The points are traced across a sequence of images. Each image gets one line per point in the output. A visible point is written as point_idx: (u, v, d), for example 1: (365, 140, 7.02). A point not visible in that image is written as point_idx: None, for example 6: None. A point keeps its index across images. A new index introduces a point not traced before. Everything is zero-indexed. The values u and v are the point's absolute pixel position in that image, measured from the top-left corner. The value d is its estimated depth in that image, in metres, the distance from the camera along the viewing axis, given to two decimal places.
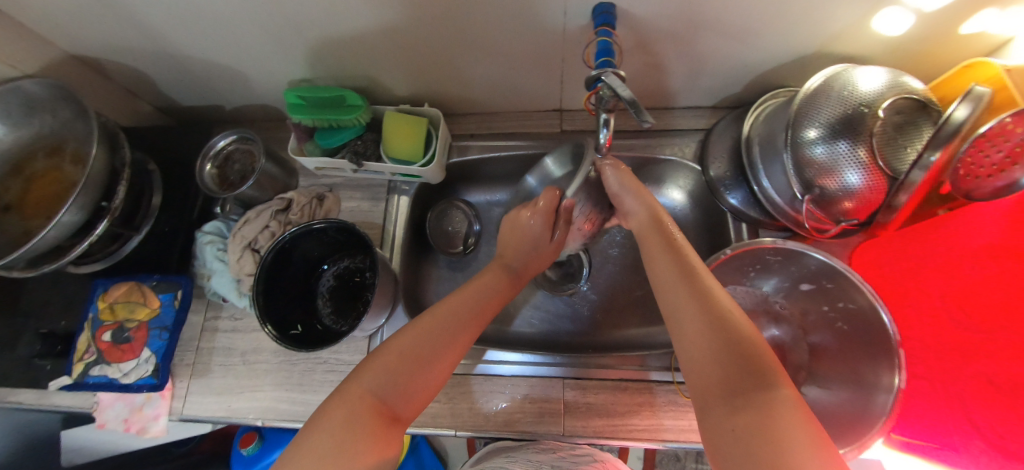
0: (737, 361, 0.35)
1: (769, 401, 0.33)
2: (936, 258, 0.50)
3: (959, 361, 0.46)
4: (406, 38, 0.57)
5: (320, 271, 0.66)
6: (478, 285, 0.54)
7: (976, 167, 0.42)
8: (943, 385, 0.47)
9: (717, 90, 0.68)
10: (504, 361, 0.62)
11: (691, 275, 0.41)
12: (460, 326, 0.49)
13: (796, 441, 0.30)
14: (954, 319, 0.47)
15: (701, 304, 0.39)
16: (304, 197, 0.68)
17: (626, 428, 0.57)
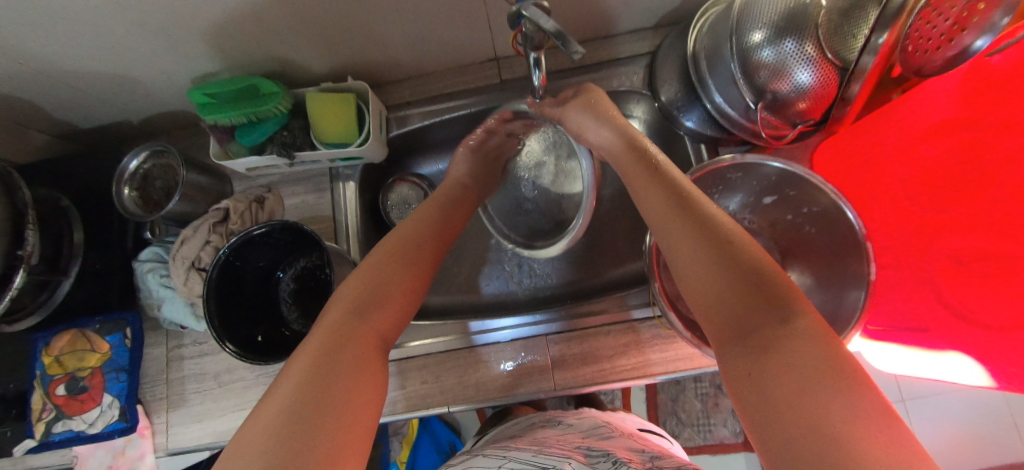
0: (747, 296, 0.34)
1: (785, 330, 0.31)
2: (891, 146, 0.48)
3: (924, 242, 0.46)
4: (303, 5, 0.50)
5: (277, 278, 0.63)
6: (422, 216, 0.54)
7: (924, 40, 0.39)
8: (912, 269, 0.47)
9: (657, 6, 0.63)
10: (500, 326, 0.61)
11: (687, 210, 0.39)
12: (410, 255, 0.48)
13: (819, 365, 0.28)
14: (914, 204, 0.47)
15: (700, 238, 0.37)
16: (241, 203, 0.63)
17: (616, 369, 0.57)
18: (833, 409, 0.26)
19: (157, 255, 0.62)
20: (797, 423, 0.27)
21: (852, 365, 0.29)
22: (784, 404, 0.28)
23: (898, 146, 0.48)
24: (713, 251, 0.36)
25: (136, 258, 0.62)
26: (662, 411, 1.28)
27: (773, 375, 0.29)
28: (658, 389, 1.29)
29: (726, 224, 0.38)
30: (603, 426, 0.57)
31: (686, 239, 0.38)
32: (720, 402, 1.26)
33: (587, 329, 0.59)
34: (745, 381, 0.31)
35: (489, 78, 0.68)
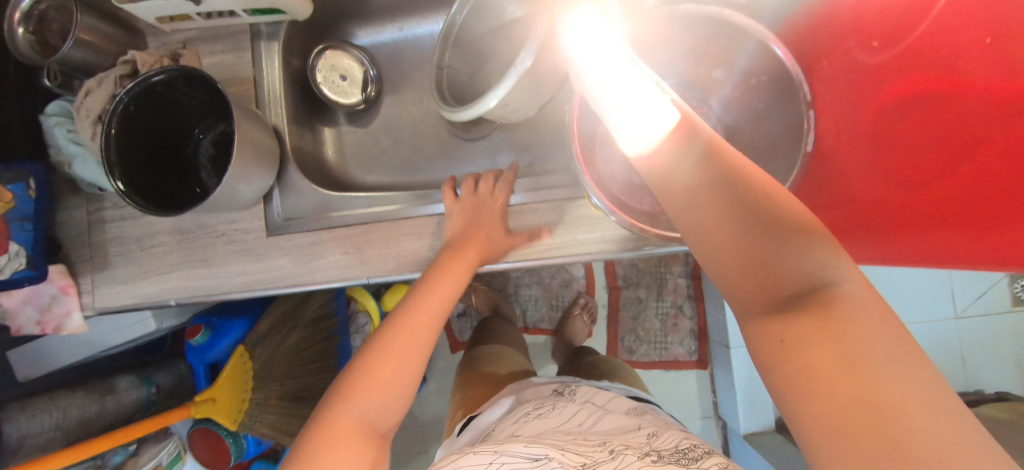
0: (784, 258, 0.30)
1: (834, 299, 0.28)
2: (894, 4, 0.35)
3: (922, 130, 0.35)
4: None
5: (196, 140, 0.60)
6: (447, 285, 0.54)
7: None
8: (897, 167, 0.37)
9: None
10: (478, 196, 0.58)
11: (712, 155, 0.33)
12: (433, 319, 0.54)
13: (872, 336, 0.26)
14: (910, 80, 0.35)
15: (728, 194, 0.32)
16: (150, 57, 0.58)
17: (616, 239, 0.54)
18: (887, 385, 0.24)
19: (63, 110, 0.59)
20: (847, 405, 0.24)
21: (908, 341, 0.26)
22: (830, 394, 0.25)
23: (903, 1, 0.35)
24: (743, 211, 0.32)
25: (43, 112, 0.59)
26: (622, 328, 1.31)
27: (821, 352, 0.26)
28: (621, 307, 1.32)
29: (750, 175, 0.33)
30: (598, 400, 0.60)
31: (706, 197, 0.33)
32: (679, 322, 1.28)
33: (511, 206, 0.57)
34: (785, 356, 0.28)
35: None
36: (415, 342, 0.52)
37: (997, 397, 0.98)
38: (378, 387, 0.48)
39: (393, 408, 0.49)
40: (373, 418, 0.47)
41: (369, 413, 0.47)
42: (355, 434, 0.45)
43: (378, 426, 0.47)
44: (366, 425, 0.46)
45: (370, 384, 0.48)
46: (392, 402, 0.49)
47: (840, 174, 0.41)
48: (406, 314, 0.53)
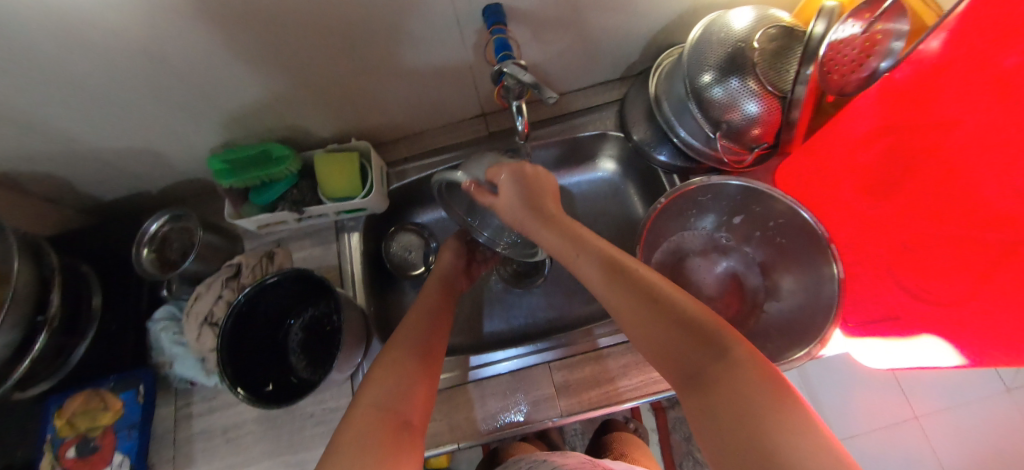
0: (687, 338, 0.35)
1: (722, 369, 0.32)
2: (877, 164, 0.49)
3: (920, 249, 0.45)
4: (315, 78, 0.61)
5: (287, 326, 0.65)
6: (426, 297, 0.61)
7: (840, 67, 0.44)
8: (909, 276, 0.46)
9: (619, 60, 0.72)
10: (498, 360, 0.63)
11: (613, 265, 0.41)
12: (431, 325, 0.56)
13: (737, 371, 0.31)
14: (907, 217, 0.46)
15: (632, 294, 0.39)
16: (252, 258, 0.67)
17: (655, 379, 0.59)
18: (791, 448, 0.27)
19: (170, 313, 0.65)
20: None
21: (796, 400, 0.30)
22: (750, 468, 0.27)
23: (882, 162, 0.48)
24: (646, 305, 0.37)
25: (150, 317, 0.65)
26: (677, 453, 1.22)
27: (732, 422, 0.29)
28: (670, 429, 1.24)
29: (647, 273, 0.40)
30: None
31: (601, 283, 0.41)
32: None
33: (588, 352, 0.62)
34: (713, 434, 0.31)
35: (477, 132, 0.76)
36: (416, 343, 0.52)
37: None
38: (392, 377, 0.46)
39: (418, 401, 0.46)
40: (396, 406, 0.43)
41: (388, 397, 0.44)
42: (382, 418, 0.41)
43: (404, 413, 0.43)
44: (391, 411, 0.42)
45: (384, 378, 0.46)
46: (413, 395, 0.46)
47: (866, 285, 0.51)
48: (403, 328, 0.54)
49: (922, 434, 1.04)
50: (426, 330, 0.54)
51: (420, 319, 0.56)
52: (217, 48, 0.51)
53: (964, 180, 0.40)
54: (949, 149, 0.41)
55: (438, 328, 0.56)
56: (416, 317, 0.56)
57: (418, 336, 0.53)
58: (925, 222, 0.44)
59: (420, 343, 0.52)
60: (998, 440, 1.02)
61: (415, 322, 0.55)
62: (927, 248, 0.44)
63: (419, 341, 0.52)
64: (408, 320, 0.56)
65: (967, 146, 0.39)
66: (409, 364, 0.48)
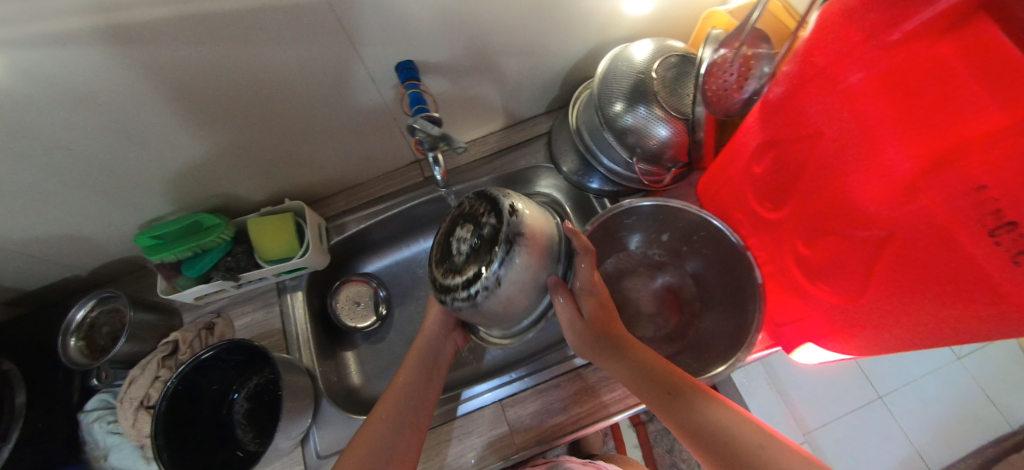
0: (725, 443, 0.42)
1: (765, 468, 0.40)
2: (766, 180, 0.51)
3: (814, 255, 0.48)
4: (242, 148, 0.62)
5: (231, 399, 0.63)
6: (420, 346, 0.61)
7: (721, 91, 0.50)
8: (811, 281, 0.49)
9: (541, 97, 0.76)
10: (479, 392, 0.63)
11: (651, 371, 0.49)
12: (421, 386, 0.58)
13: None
14: (800, 228, 0.49)
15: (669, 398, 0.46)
16: (190, 332, 0.65)
17: (605, 403, 0.60)
18: None
19: (105, 401, 0.62)
20: None
21: None
22: None
23: (772, 182, 0.50)
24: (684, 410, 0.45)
25: (82, 408, 0.62)
26: (662, 465, 1.21)
27: None
28: (652, 442, 1.24)
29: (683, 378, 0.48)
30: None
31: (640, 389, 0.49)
32: None
33: (555, 377, 0.62)
34: None
35: (413, 178, 0.77)
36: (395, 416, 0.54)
37: None
38: (368, 456, 0.51)
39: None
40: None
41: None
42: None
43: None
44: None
45: (359, 447, 0.51)
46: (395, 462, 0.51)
47: (779, 290, 0.54)
48: (385, 401, 0.56)
49: (887, 413, 1.12)
50: (410, 398, 0.56)
51: (406, 385, 0.57)
52: (127, 125, 0.52)
53: (840, 189, 0.43)
54: (820, 161, 0.44)
55: (425, 393, 0.58)
56: (402, 383, 0.57)
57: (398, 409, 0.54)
58: (814, 231, 0.47)
59: (407, 408, 0.55)
60: (955, 408, 1.11)
61: (402, 392, 0.56)
62: (824, 255, 0.46)
63: (404, 406, 0.55)
64: (396, 385, 0.57)
65: (833, 156, 0.43)
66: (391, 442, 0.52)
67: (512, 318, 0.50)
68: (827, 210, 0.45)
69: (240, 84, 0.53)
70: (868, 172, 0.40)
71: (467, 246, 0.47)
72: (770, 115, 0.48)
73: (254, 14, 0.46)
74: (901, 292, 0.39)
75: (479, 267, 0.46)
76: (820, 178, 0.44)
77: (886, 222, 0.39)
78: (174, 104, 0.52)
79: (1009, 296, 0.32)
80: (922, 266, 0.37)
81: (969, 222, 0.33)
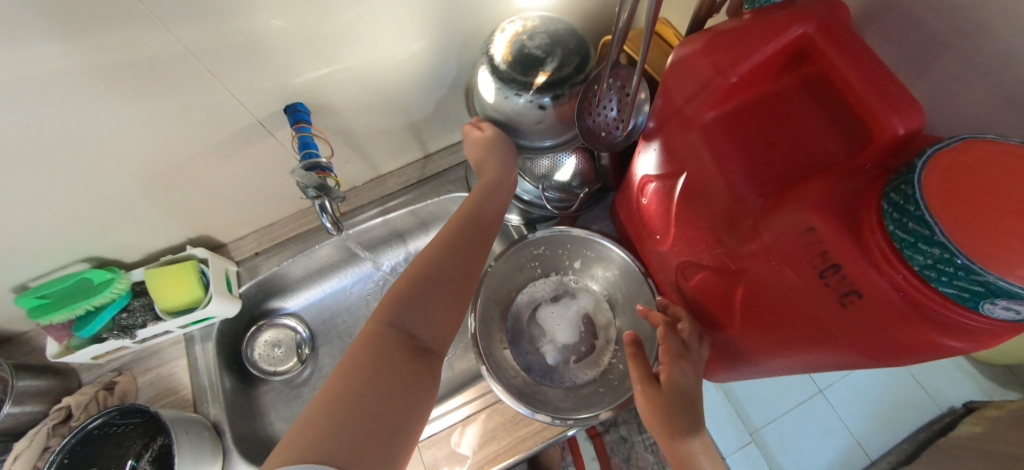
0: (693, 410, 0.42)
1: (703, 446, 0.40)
2: (646, 212, 0.52)
3: (688, 287, 0.49)
4: (128, 200, 0.59)
5: (129, 467, 0.59)
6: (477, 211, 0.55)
7: (605, 126, 0.51)
8: (690, 311, 0.50)
9: (453, 125, 0.75)
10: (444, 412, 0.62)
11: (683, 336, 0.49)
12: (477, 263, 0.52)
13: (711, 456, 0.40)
14: (675, 261, 0.50)
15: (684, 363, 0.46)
16: (84, 395, 0.62)
17: (523, 438, 0.59)
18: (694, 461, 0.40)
19: None
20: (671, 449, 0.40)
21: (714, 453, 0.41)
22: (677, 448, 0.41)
23: (650, 214, 0.51)
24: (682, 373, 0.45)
25: None
26: None
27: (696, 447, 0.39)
28: (609, 453, 1.20)
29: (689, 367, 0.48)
30: None
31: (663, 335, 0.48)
32: None
33: None
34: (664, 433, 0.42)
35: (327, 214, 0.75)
36: (435, 275, 0.48)
37: (966, 409, 1.09)
38: (419, 304, 0.45)
39: (440, 328, 0.46)
40: (413, 330, 0.44)
41: (402, 321, 0.44)
42: (396, 342, 0.42)
43: (422, 340, 0.44)
44: (409, 338, 0.43)
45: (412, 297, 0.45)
46: (435, 319, 0.46)
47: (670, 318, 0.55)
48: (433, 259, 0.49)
49: (828, 406, 1.15)
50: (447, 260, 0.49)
51: (440, 251, 0.50)
52: None
53: (702, 226, 0.44)
54: (684, 197, 0.45)
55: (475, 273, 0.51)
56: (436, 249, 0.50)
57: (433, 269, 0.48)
58: (685, 266, 0.48)
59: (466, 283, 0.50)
60: (890, 395, 1.15)
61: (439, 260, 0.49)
62: (697, 290, 0.47)
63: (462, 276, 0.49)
64: (451, 234, 0.51)
65: (694, 193, 0.44)
66: (431, 296, 0.46)
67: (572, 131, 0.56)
68: (693, 245, 0.46)
69: (106, 138, 0.50)
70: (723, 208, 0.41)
71: (544, 49, 0.51)
72: (646, 151, 0.49)
73: (105, 71, 0.44)
74: (757, 325, 0.41)
75: (543, 68, 0.51)
76: (685, 214, 0.46)
77: (739, 259, 0.40)
78: (33, 167, 0.49)
79: (837, 335, 0.34)
80: (772, 305, 0.38)
81: (803, 262, 0.35)
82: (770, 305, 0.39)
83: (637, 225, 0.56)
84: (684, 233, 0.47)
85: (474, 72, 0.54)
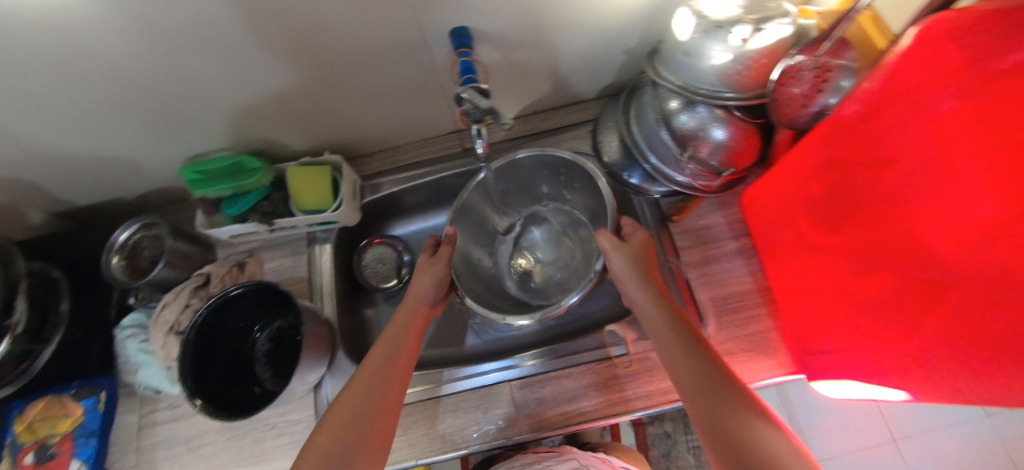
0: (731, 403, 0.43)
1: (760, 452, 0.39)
2: (834, 197, 0.49)
3: (871, 287, 0.46)
4: (289, 98, 0.62)
5: (253, 338, 0.66)
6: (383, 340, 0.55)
7: (793, 101, 0.47)
8: (860, 312, 0.47)
9: (592, 82, 0.73)
10: (486, 370, 0.64)
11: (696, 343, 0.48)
12: (381, 383, 0.51)
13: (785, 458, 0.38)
14: (861, 255, 0.47)
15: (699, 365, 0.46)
16: (221, 267, 0.67)
17: (616, 401, 0.59)
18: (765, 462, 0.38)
19: (139, 320, 0.65)
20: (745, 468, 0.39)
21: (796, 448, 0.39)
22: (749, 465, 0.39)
23: (839, 201, 0.48)
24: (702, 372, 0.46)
25: (118, 324, 0.65)
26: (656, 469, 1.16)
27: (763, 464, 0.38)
28: (649, 444, 1.19)
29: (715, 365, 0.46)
30: None
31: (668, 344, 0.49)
32: None
33: (581, 365, 0.62)
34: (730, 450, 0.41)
35: (452, 147, 0.77)
36: (361, 396, 0.49)
37: None
38: (335, 437, 0.46)
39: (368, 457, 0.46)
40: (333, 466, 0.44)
41: (351, 430, 0.47)
42: None
43: None
44: None
45: (324, 436, 0.47)
46: (361, 443, 0.47)
47: (818, 310, 0.53)
48: (352, 382, 0.51)
49: None
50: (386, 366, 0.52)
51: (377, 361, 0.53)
52: (181, 65, 0.53)
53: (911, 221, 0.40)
54: (896, 188, 0.41)
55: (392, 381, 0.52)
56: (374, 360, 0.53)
57: (366, 385, 0.50)
58: (873, 262, 0.45)
59: (369, 403, 0.49)
60: None
61: (364, 380, 0.51)
62: (882, 281, 0.44)
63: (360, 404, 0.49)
64: (369, 359, 0.53)
65: (910, 186, 0.39)
66: (353, 429, 0.47)
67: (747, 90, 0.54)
68: (893, 241, 0.42)
69: (290, 33, 0.52)
70: (942, 212, 0.37)
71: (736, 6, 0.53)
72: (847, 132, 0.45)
73: None
74: (961, 339, 0.37)
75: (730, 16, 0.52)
76: (889, 207, 0.42)
77: (958, 267, 0.36)
78: (226, 50, 0.52)
79: None
80: (966, 322, 0.36)
81: None
82: (983, 322, 0.34)
83: (810, 196, 0.52)
84: (884, 228, 0.43)
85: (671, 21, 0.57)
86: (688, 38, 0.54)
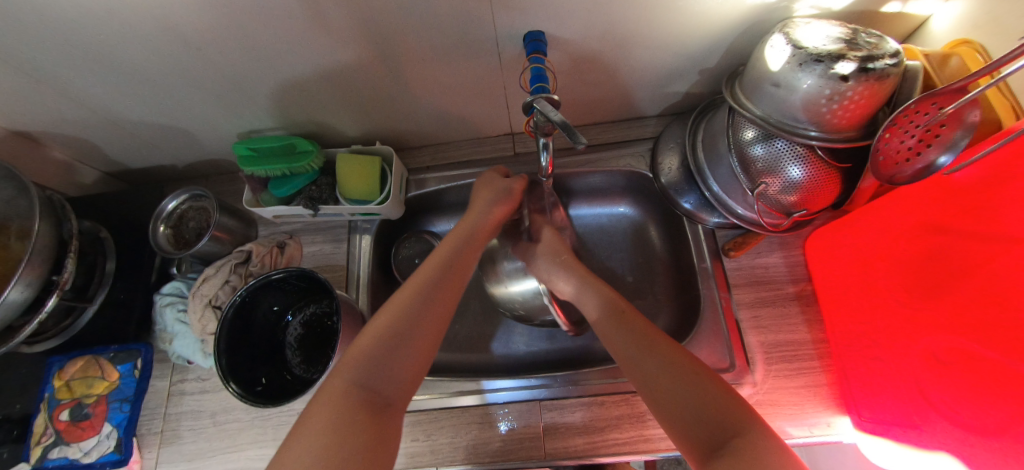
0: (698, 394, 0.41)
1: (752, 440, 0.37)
2: (929, 260, 0.48)
3: (954, 355, 0.44)
4: (349, 85, 0.61)
5: (286, 322, 0.66)
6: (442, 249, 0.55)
7: (895, 153, 0.43)
8: (930, 380, 0.46)
9: (658, 99, 0.70)
10: (498, 387, 0.62)
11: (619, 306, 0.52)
12: (435, 289, 0.50)
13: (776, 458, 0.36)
14: (941, 322, 0.46)
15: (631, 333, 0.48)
16: (263, 246, 0.67)
17: (648, 438, 0.57)
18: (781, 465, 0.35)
19: (177, 290, 0.66)
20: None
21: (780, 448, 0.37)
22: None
23: (935, 263, 0.48)
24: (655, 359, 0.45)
25: (157, 291, 0.66)
26: None
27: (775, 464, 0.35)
28: None
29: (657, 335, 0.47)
30: None
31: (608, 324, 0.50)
32: None
33: (602, 396, 0.60)
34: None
35: (503, 150, 0.76)
36: (409, 313, 0.48)
37: None
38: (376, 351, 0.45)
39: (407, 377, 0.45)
40: (376, 385, 0.43)
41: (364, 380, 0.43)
42: (358, 404, 0.41)
43: (384, 394, 0.43)
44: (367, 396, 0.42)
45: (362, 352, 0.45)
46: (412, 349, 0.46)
47: (886, 370, 0.51)
48: (403, 289, 0.50)
49: None
50: (417, 316, 0.48)
51: (410, 303, 0.49)
52: (250, 42, 0.52)
53: (999, 306, 0.40)
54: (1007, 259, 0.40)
55: (446, 287, 0.51)
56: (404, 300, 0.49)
57: (416, 302, 0.49)
58: (959, 329, 0.44)
59: (419, 303, 0.49)
60: None
61: (411, 296, 0.49)
62: (956, 357, 0.44)
63: (414, 305, 0.48)
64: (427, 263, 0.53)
65: (1009, 272, 0.39)
66: (403, 347, 0.46)
67: (835, 126, 0.49)
68: (988, 311, 0.41)
69: (362, 22, 0.50)
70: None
71: (837, 39, 0.47)
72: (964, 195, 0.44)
73: None
74: None
75: (831, 46, 0.46)
76: (987, 277, 0.41)
77: None
78: (296, 32, 0.51)
79: None
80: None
81: None
82: None
83: (899, 256, 0.52)
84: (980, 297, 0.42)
85: (761, 49, 0.51)
86: (779, 68, 0.49)
